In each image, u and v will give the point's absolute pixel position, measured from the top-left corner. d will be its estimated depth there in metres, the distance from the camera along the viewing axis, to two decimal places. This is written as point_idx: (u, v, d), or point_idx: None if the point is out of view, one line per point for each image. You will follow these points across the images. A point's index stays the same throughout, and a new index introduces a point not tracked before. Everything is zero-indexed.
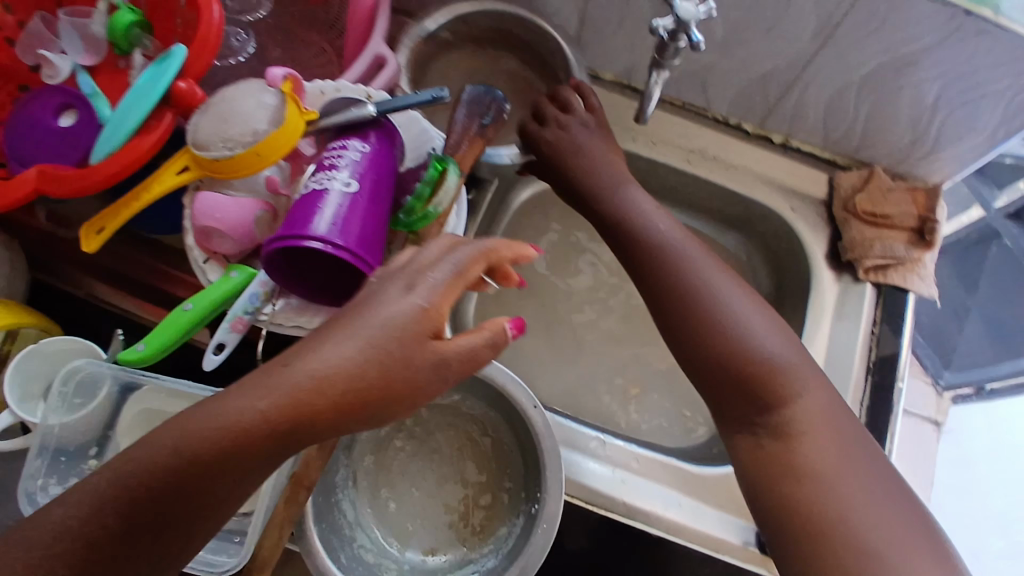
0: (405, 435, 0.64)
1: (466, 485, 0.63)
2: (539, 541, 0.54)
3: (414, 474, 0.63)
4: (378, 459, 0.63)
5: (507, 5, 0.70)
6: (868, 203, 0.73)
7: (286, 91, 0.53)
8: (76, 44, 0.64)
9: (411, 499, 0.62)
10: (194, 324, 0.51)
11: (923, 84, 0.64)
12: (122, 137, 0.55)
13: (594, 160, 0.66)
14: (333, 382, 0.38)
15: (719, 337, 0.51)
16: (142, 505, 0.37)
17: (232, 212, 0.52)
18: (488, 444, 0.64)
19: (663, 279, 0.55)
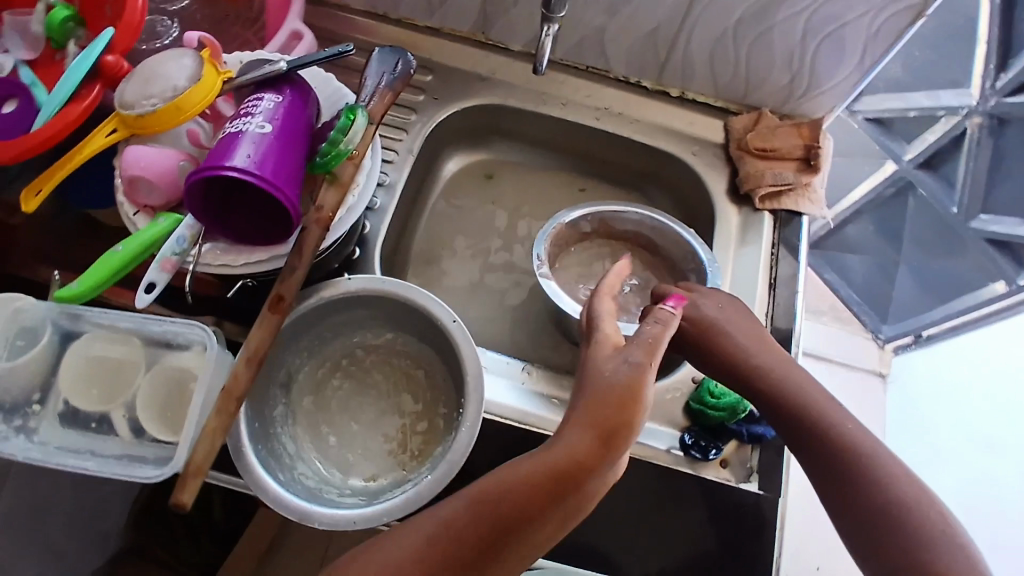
0: (341, 375, 0.68)
1: (403, 415, 0.67)
2: (464, 439, 0.58)
3: (353, 410, 0.67)
4: (317, 399, 0.67)
5: (648, 209, 0.81)
6: (758, 139, 0.81)
7: (203, 56, 0.59)
8: (17, 42, 0.70)
9: (351, 432, 0.66)
10: (124, 264, 0.55)
11: (789, 22, 0.72)
12: (53, 109, 0.60)
13: (745, 341, 0.67)
14: (591, 417, 0.50)
15: (889, 511, 0.54)
16: (465, 532, 0.46)
17: (157, 160, 0.57)
18: (422, 375, 0.68)
19: (860, 471, 0.56)
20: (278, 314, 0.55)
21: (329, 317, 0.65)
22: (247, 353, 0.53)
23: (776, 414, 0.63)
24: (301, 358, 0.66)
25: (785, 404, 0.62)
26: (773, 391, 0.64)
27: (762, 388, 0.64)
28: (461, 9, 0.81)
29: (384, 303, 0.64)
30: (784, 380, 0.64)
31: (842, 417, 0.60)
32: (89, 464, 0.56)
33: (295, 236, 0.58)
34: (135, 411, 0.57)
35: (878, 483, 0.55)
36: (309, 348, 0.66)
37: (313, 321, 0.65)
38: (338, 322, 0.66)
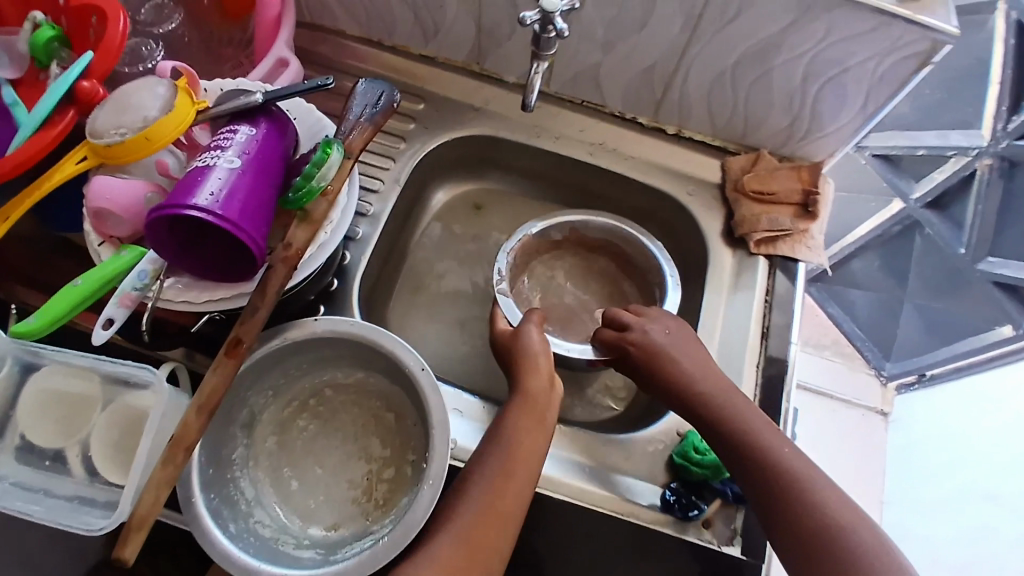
0: (308, 415, 0.66)
1: (370, 460, 0.65)
2: (427, 497, 0.56)
3: (318, 452, 0.65)
4: (282, 440, 0.65)
5: (617, 218, 0.80)
6: (755, 181, 0.78)
7: (179, 85, 0.58)
8: (3, 61, 0.69)
9: (315, 477, 0.64)
10: (83, 298, 0.53)
11: (788, 65, 0.69)
12: (27, 134, 0.59)
13: (693, 369, 0.68)
14: (522, 367, 0.68)
15: (823, 531, 0.57)
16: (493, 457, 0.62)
17: (125, 193, 0.55)
18: (391, 419, 0.66)
19: (790, 489, 0.59)
20: (236, 358, 0.53)
21: (296, 355, 0.63)
22: (199, 401, 0.51)
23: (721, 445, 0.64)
24: (267, 396, 0.64)
25: (718, 423, 0.64)
26: (722, 422, 0.64)
27: (710, 417, 0.65)
28: (455, 39, 0.79)
29: (352, 345, 0.62)
30: (733, 411, 0.64)
31: (778, 442, 0.62)
32: (38, 506, 0.54)
33: (261, 275, 0.56)
34: (91, 452, 0.55)
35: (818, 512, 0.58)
36: (275, 386, 0.64)
37: (279, 359, 0.63)
38: (304, 360, 0.64)
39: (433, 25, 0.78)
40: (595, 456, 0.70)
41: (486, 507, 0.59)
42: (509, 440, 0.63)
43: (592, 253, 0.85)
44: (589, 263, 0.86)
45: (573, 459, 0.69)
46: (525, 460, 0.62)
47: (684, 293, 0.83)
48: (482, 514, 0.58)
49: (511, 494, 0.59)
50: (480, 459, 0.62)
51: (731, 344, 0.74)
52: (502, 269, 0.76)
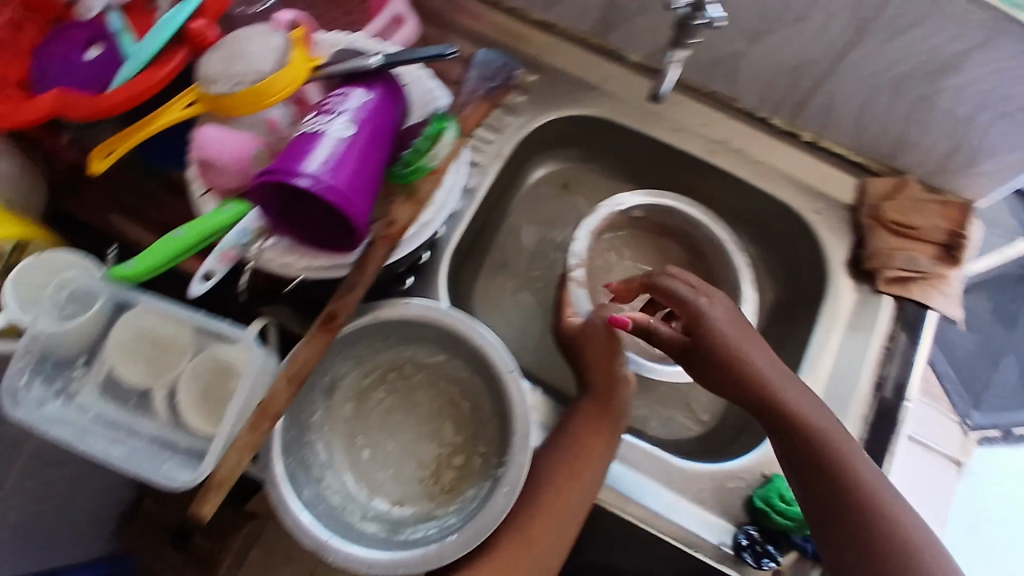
0: (386, 388, 0.64)
1: (441, 444, 0.63)
2: (500, 502, 0.54)
3: (392, 427, 0.64)
4: (358, 408, 0.63)
5: (712, 218, 0.74)
6: (897, 211, 0.69)
7: (294, 37, 0.53)
8: None
9: (386, 451, 0.63)
10: (182, 251, 0.51)
11: (961, 91, 0.59)
12: (135, 69, 0.56)
13: (751, 344, 0.61)
14: (591, 359, 0.65)
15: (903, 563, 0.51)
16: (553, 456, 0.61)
17: (231, 144, 0.53)
18: (467, 407, 0.64)
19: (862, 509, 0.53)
20: (330, 333, 0.51)
21: (380, 330, 0.61)
22: (290, 370, 0.50)
23: (796, 469, 0.57)
24: (350, 363, 0.63)
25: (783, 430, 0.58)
26: (807, 447, 0.56)
27: (787, 434, 0.57)
28: (581, 7, 0.72)
29: (438, 330, 0.60)
30: (820, 435, 0.57)
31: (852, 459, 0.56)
32: (122, 445, 0.55)
33: (362, 248, 0.54)
34: (177, 398, 0.56)
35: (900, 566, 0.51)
36: (359, 356, 0.63)
37: (367, 332, 0.61)
38: (388, 336, 0.62)
39: None
40: (671, 483, 0.66)
41: (555, 494, 0.58)
42: (583, 429, 0.62)
43: (665, 239, 0.79)
44: (658, 246, 0.80)
45: (645, 483, 0.65)
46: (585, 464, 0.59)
47: (788, 318, 0.75)
48: (551, 500, 0.58)
49: (573, 500, 0.58)
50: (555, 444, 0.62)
51: (837, 388, 0.68)
52: (581, 253, 0.71)
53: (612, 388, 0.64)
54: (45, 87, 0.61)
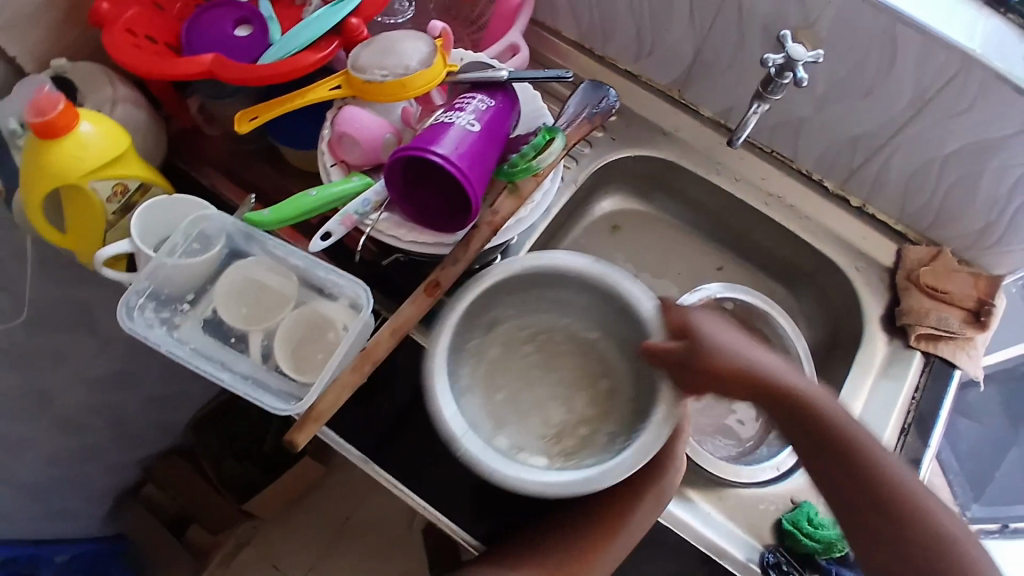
0: (533, 345, 0.69)
1: (571, 413, 0.67)
2: (624, 462, 0.56)
3: (525, 382, 0.68)
4: (504, 354, 0.68)
5: (796, 333, 0.78)
6: (931, 277, 0.77)
7: (437, 44, 0.62)
8: None
9: (518, 400, 0.66)
10: (313, 209, 0.58)
11: (1003, 171, 0.68)
12: (290, 51, 0.64)
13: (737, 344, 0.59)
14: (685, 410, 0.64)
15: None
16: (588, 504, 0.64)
17: (370, 126, 0.61)
18: (603, 388, 0.67)
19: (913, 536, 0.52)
20: (430, 299, 0.57)
21: (549, 287, 0.65)
22: (393, 325, 0.55)
23: (825, 475, 0.56)
24: (511, 312, 0.67)
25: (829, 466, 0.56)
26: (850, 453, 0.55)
27: (819, 437, 0.56)
28: (667, 61, 0.82)
29: (607, 295, 0.64)
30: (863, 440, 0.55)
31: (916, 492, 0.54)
32: (219, 375, 0.56)
33: (464, 231, 0.60)
34: (274, 342, 0.59)
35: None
36: (524, 312, 0.67)
37: (529, 285, 0.65)
38: (552, 297, 0.67)
39: (651, 43, 0.81)
40: (705, 496, 0.70)
41: (589, 544, 0.60)
42: (630, 494, 0.62)
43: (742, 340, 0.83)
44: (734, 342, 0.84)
45: (683, 494, 0.70)
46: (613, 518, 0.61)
47: (826, 365, 0.82)
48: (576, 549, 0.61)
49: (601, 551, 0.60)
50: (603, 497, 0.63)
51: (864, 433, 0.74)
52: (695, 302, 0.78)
53: (670, 456, 0.63)
54: (197, 51, 0.69)
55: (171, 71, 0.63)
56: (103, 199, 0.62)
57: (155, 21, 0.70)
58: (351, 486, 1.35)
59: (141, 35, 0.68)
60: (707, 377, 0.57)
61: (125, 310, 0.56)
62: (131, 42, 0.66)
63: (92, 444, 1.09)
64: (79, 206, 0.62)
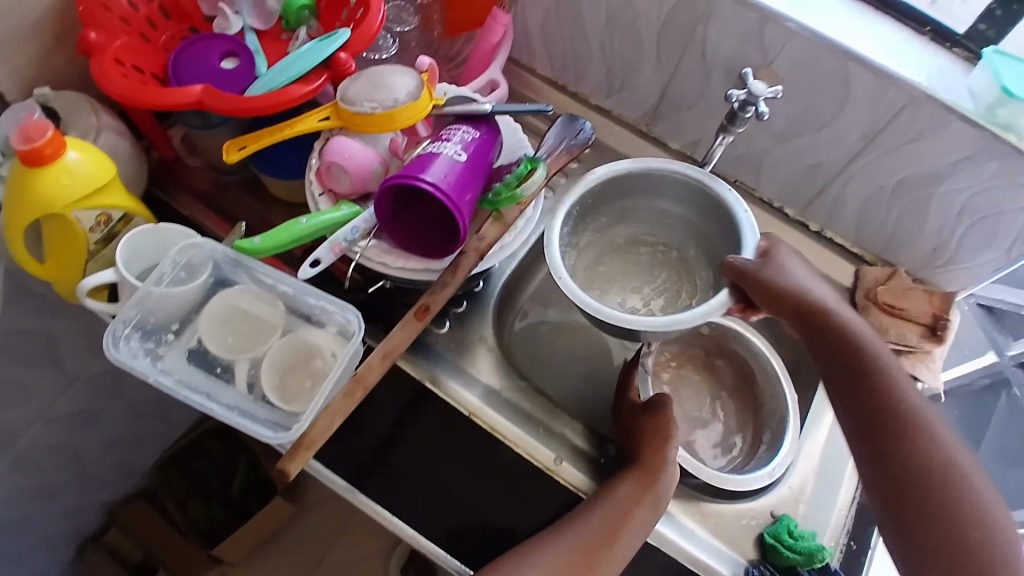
0: (646, 249, 0.82)
1: (642, 303, 0.82)
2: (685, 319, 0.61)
3: (618, 268, 0.83)
4: (619, 245, 0.82)
5: (770, 349, 0.80)
6: (888, 295, 0.81)
7: (424, 78, 0.65)
8: (249, 6, 0.75)
9: (609, 279, 0.83)
10: (304, 237, 0.59)
11: (950, 196, 0.73)
12: (280, 83, 0.66)
13: (805, 278, 0.65)
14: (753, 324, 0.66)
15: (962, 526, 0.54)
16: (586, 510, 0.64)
17: (359, 156, 0.62)
18: (682, 296, 0.81)
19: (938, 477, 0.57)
20: (422, 323, 0.58)
21: (658, 194, 0.75)
22: (385, 348, 0.56)
23: (871, 417, 0.60)
24: (636, 224, 0.80)
25: (883, 406, 0.61)
26: (891, 406, 0.60)
27: (861, 387, 0.62)
28: (637, 97, 0.86)
29: (709, 206, 0.71)
30: (903, 397, 0.61)
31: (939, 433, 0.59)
32: (206, 405, 0.55)
33: (451, 257, 0.62)
34: (261, 371, 0.58)
35: (958, 521, 0.55)
36: (643, 220, 0.80)
37: (654, 193, 0.75)
38: (660, 208, 0.77)
39: (621, 79, 0.85)
40: (689, 512, 0.71)
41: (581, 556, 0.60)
42: (618, 510, 0.62)
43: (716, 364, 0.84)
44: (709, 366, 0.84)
45: (670, 512, 0.70)
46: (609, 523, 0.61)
47: None
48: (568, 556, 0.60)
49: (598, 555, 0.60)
50: (596, 510, 0.62)
51: (834, 443, 0.77)
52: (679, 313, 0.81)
53: (659, 468, 0.65)
54: (184, 82, 0.70)
55: (155, 100, 0.63)
56: (87, 228, 0.62)
57: (142, 52, 0.71)
58: (320, 529, 1.32)
59: (128, 65, 0.69)
60: (773, 297, 0.62)
61: (111, 340, 0.55)
62: (120, 71, 0.66)
63: (56, 484, 1.05)
64: (61, 235, 0.61)
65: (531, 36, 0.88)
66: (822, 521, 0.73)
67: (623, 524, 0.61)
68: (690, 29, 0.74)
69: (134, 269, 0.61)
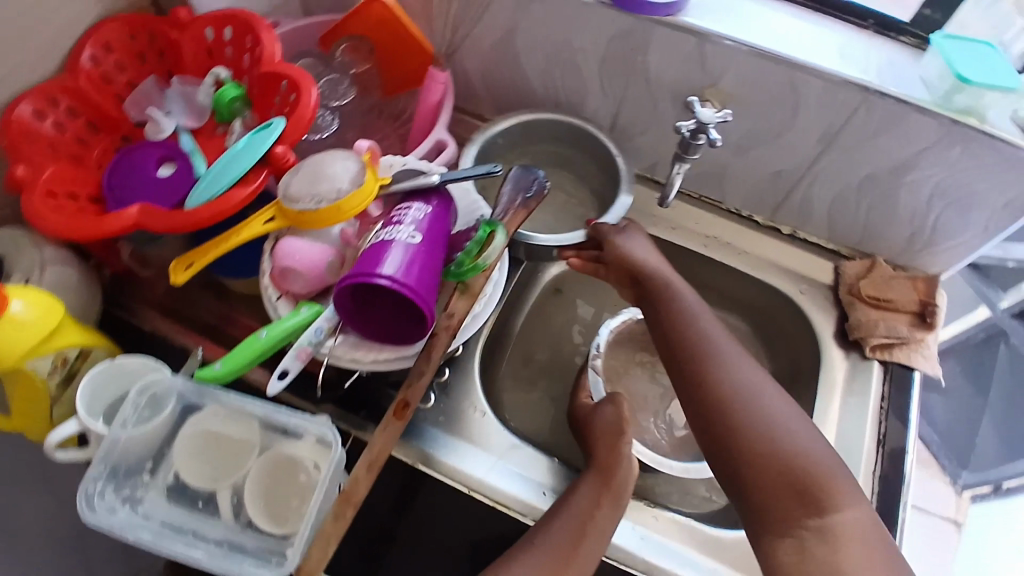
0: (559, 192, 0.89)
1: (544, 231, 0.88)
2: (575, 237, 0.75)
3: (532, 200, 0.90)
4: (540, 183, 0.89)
5: None
6: (872, 288, 0.80)
7: (366, 160, 0.63)
8: (181, 109, 0.75)
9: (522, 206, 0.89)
10: (267, 350, 0.57)
11: (918, 184, 0.72)
12: (219, 188, 0.64)
13: (640, 248, 0.71)
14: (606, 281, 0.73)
15: (774, 459, 0.54)
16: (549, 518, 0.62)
17: (312, 254, 0.60)
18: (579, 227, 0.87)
19: (747, 412, 0.56)
20: (402, 420, 0.57)
21: (575, 146, 0.84)
22: (370, 458, 0.54)
23: (679, 364, 0.61)
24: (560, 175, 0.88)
25: (684, 348, 0.61)
26: (678, 335, 0.62)
27: (663, 327, 0.64)
28: None
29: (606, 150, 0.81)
30: (694, 325, 0.63)
31: (740, 366, 0.59)
32: (194, 549, 0.53)
33: (422, 341, 0.60)
34: (244, 498, 0.56)
35: (757, 436, 0.54)
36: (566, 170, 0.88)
37: (570, 139, 0.84)
38: (580, 161, 0.86)
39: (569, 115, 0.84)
40: (709, 551, 0.69)
41: (553, 566, 0.58)
42: (583, 513, 0.63)
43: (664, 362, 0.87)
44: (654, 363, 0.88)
45: (685, 551, 0.69)
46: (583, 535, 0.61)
47: (791, 392, 0.84)
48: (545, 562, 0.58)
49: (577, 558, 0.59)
50: (558, 520, 0.62)
51: (846, 443, 0.76)
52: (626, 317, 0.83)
53: (614, 462, 0.67)
54: (122, 199, 0.68)
55: (95, 233, 0.62)
56: (45, 375, 0.60)
57: (76, 176, 0.69)
58: None
59: (62, 194, 0.66)
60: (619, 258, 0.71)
61: (84, 503, 0.52)
62: (54, 205, 0.64)
63: None
64: (18, 387, 0.59)
65: (474, 86, 0.86)
66: None
67: (589, 531, 0.61)
68: (629, 59, 0.73)
69: (97, 412, 0.58)
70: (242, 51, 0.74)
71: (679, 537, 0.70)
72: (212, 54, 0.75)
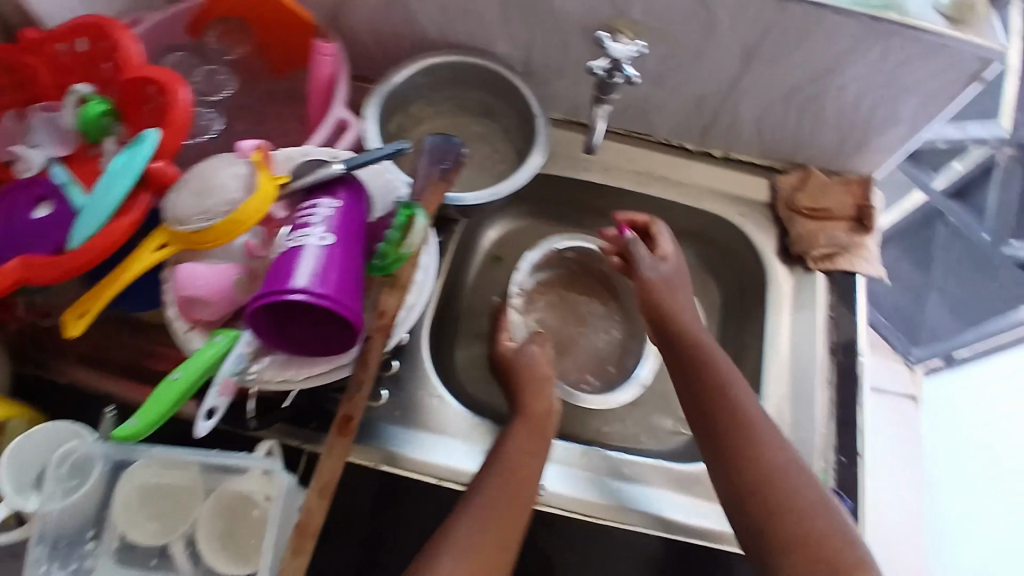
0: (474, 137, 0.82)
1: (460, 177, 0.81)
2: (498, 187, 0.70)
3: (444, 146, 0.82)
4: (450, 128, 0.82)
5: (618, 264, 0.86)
6: (809, 199, 0.79)
7: (257, 160, 0.56)
8: (51, 137, 0.64)
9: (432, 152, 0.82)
10: (185, 392, 0.52)
11: (843, 89, 0.70)
12: (99, 221, 0.57)
13: (676, 301, 0.72)
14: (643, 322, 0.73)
15: (807, 538, 0.54)
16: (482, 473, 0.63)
17: (213, 278, 0.55)
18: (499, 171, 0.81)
19: (780, 488, 0.57)
20: (348, 436, 0.54)
21: (487, 91, 0.78)
22: (318, 485, 0.51)
23: (718, 432, 0.62)
24: (479, 126, 0.82)
25: (728, 415, 0.62)
26: (720, 403, 0.63)
27: (699, 390, 0.65)
28: None
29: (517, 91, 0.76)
30: (737, 396, 0.63)
31: (780, 445, 0.60)
32: None
33: (357, 346, 0.56)
34: (198, 545, 0.53)
35: (791, 511, 0.56)
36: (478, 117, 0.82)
37: (479, 80, 0.77)
38: (492, 105, 0.80)
39: None
40: (685, 488, 0.69)
41: (492, 515, 0.58)
42: (514, 455, 0.63)
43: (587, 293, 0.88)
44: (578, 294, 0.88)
45: (659, 492, 0.69)
46: (520, 478, 0.61)
47: (743, 315, 0.84)
48: (484, 512, 0.58)
49: (516, 496, 0.60)
50: (492, 469, 0.62)
51: (800, 356, 0.77)
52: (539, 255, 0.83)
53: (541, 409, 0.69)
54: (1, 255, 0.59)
55: None
56: None
57: None
58: None
59: None
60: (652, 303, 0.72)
61: None
62: None
63: None
64: None
65: (369, 49, 0.79)
66: (810, 445, 0.71)
67: (525, 481, 0.61)
68: None
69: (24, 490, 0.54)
70: (102, 59, 0.64)
71: (652, 480, 0.69)
72: (70, 70, 0.65)
